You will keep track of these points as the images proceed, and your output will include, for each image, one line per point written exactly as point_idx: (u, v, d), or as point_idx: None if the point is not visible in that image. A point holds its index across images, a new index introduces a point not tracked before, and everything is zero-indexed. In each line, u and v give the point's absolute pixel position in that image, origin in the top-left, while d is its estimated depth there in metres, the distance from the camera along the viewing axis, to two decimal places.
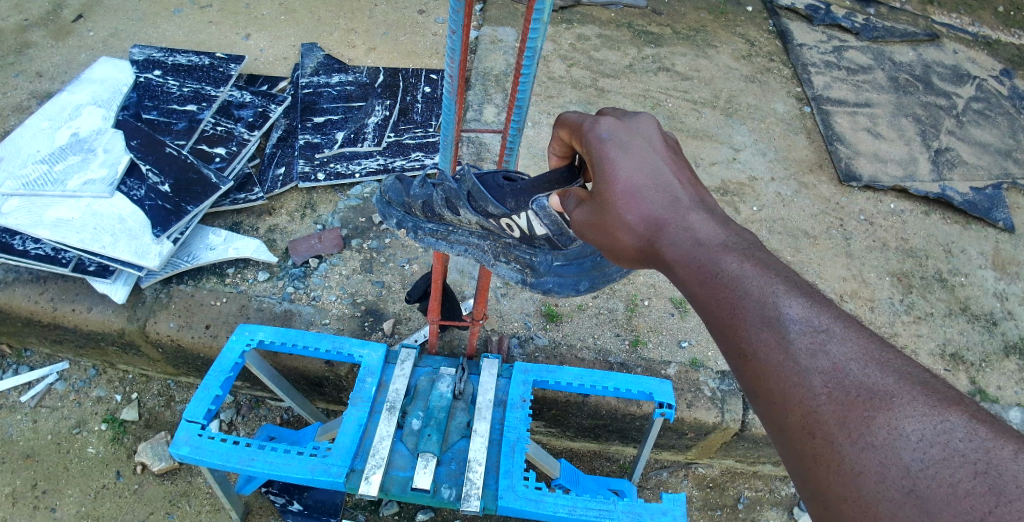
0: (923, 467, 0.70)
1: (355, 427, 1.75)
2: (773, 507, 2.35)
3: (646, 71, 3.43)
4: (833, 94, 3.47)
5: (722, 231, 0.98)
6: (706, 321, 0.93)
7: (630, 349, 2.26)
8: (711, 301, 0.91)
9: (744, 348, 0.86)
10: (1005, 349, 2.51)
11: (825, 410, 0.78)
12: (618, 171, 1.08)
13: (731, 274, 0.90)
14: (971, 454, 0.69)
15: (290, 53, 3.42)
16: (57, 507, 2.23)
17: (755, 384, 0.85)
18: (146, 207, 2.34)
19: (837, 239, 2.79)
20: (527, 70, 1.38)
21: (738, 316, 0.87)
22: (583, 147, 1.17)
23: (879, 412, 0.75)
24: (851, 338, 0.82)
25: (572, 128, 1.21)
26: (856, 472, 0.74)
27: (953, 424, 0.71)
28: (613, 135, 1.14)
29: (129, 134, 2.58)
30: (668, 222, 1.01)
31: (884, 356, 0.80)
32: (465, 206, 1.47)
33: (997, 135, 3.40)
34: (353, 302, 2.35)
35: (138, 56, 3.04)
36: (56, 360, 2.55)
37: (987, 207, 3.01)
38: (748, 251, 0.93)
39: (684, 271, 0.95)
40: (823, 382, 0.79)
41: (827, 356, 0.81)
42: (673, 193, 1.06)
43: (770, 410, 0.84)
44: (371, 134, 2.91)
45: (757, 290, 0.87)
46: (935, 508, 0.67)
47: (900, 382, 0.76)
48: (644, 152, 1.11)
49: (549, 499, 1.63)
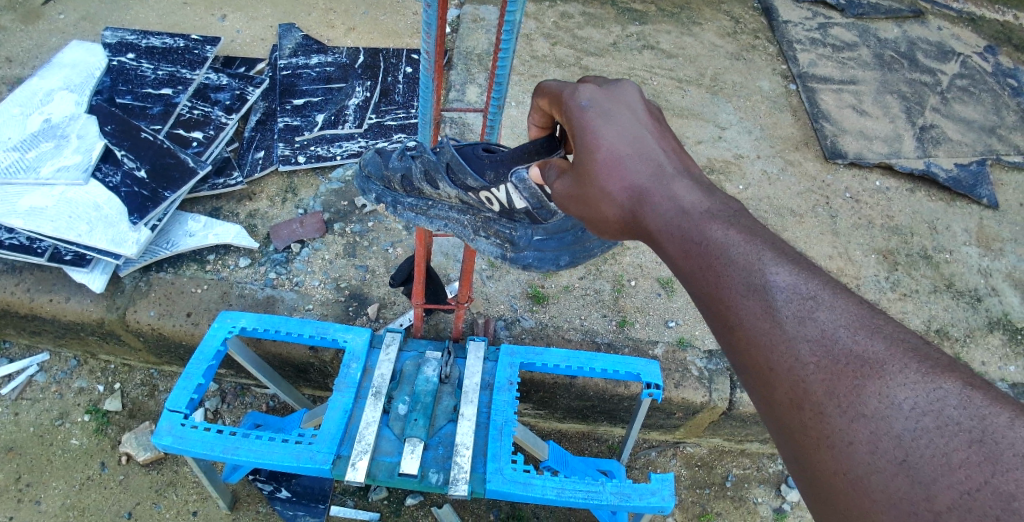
0: (915, 436, 0.69)
1: (340, 413, 1.73)
2: (761, 484, 2.37)
3: (631, 49, 3.39)
4: (818, 71, 3.45)
5: (707, 199, 0.97)
6: (691, 292, 0.92)
7: (617, 329, 2.25)
8: (696, 269, 0.90)
9: (730, 318, 0.86)
10: (988, 325, 2.53)
11: (814, 380, 0.77)
12: (600, 141, 1.06)
13: (716, 242, 0.89)
14: (966, 422, 0.68)
15: (267, 34, 3.35)
16: (42, 499, 2.20)
17: (742, 355, 0.85)
18: (122, 194, 2.29)
19: (822, 217, 2.80)
20: (506, 47, 1.34)
21: (724, 285, 0.86)
22: (564, 116, 1.13)
23: (870, 380, 0.74)
24: (841, 305, 0.81)
25: (552, 97, 1.17)
26: (847, 443, 0.73)
27: (945, 392, 0.71)
28: (594, 102, 1.11)
29: (103, 120, 2.51)
30: (652, 191, 1.00)
31: (874, 322, 0.79)
32: (444, 178, 1.46)
33: (981, 111, 3.40)
34: (336, 287, 2.32)
35: (111, 39, 2.95)
36: (36, 351, 2.50)
37: (972, 184, 3.02)
38: (733, 219, 0.92)
39: (669, 240, 0.94)
40: (810, 350, 0.78)
41: (815, 324, 0.80)
42: (657, 161, 1.04)
43: (758, 381, 0.83)
44: (352, 116, 2.85)
45: (743, 258, 0.86)
46: (928, 479, 0.67)
47: (891, 349, 0.76)
48: (626, 120, 1.08)
49: (537, 481, 1.62)
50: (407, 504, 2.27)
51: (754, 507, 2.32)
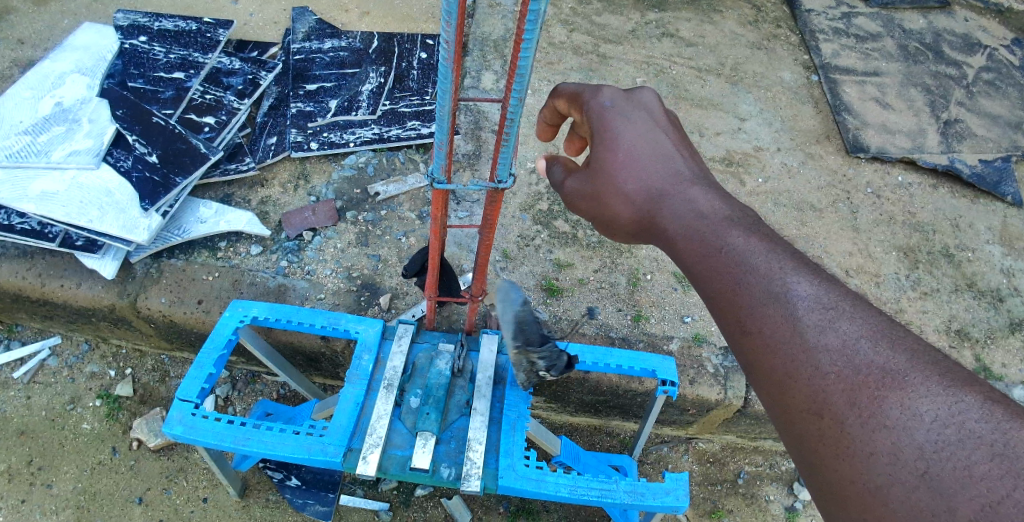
0: (937, 448, 0.81)
1: (352, 405, 1.71)
2: (773, 482, 2.35)
3: (649, 37, 3.32)
4: (841, 62, 3.37)
5: (725, 207, 1.21)
6: (710, 298, 1.12)
7: (632, 324, 2.21)
8: (720, 277, 1.10)
9: (749, 326, 1.04)
10: (1010, 326, 2.49)
11: (834, 388, 0.92)
12: (621, 142, 1.29)
13: (735, 248, 1.11)
14: (988, 436, 0.79)
15: (281, 18, 3.31)
16: (54, 483, 2.21)
17: (758, 360, 1.03)
18: (133, 180, 2.27)
19: (843, 212, 2.74)
20: (522, 64, 1.16)
21: (744, 293, 1.06)
22: (585, 114, 1.34)
23: (891, 392, 0.87)
24: (859, 317, 0.97)
25: (571, 97, 1.36)
26: (868, 454, 0.86)
27: (967, 405, 0.82)
28: (615, 103, 1.33)
29: (115, 103, 2.48)
30: (673, 197, 1.24)
31: (895, 337, 0.94)
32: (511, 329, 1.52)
33: (1007, 106, 3.32)
34: (348, 276, 2.30)
35: (123, 21, 2.91)
36: (48, 335, 2.50)
37: (996, 181, 2.95)
38: (751, 227, 1.15)
39: (687, 240, 1.18)
40: (831, 362, 0.94)
41: (836, 333, 0.96)
42: (673, 166, 1.29)
43: (779, 390, 0.99)
44: (365, 102, 2.80)
45: (766, 266, 1.06)
46: (950, 492, 0.78)
47: (912, 362, 0.89)
48: (643, 123, 1.32)
49: (550, 478, 1.60)
50: (416, 495, 2.27)
51: (766, 505, 2.30)
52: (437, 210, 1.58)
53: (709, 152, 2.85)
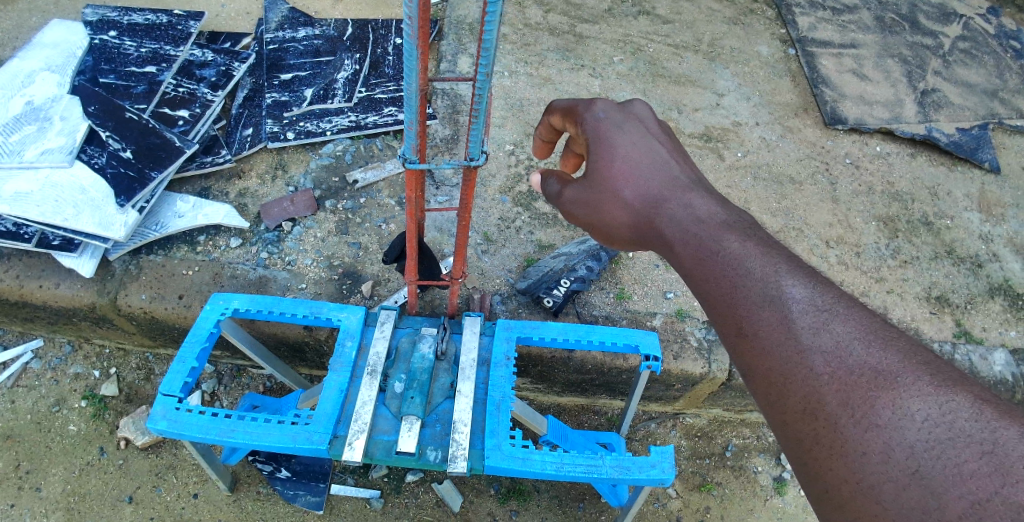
0: (927, 446, 0.83)
1: (336, 393, 1.70)
2: (761, 453, 2.38)
3: (626, 15, 3.30)
4: (818, 35, 3.37)
5: (721, 211, 1.24)
6: (708, 302, 1.13)
7: (615, 302, 2.22)
8: (716, 281, 1.12)
9: (746, 329, 1.06)
10: (989, 291, 2.52)
11: (827, 388, 0.94)
12: (618, 150, 1.34)
13: (731, 252, 1.13)
14: (977, 434, 0.81)
15: (254, 8, 3.26)
16: (42, 486, 2.19)
17: (755, 363, 1.03)
18: (108, 176, 2.23)
19: (822, 184, 2.75)
20: (487, 37, 1.12)
21: (740, 296, 1.08)
22: (581, 127, 1.39)
23: (883, 392, 0.89)
24: (853, 320, 0.99)
25: (565, 112, 1.43)
26: (860, 453, 0.87)
27: (957, 404, 0.85)
28: (608, 115, 1.39)
29: (87, 100, 2.44)
30: (669, 202, 1.27)
31: (886, 338, 0.96)
32: (579, 268, 2.17)
33: (983, 75, 3.34)
34: (329, 265, 2.29)
35: (92, 16, 2.86)
36: (30, 338, 2.48)
37: (974, 148, 2.98)
38: (749, 233, 1.16)
39: (682, 245, 1.20)
40: (825, 363, 0.96)
41: (830, 335, 0.98)
42: (670, 172, 1.33)
43: (774, 391, 1.00)
44: (341, 90, 2.77)
45: (761, 270, 1.08)
46: (941, 489, 0.79)
47: (904, 363, 0.92)
48: (637, 132, 1.37)
49: (536, 457, 1.60)
50: (407, 481, 2.28)
51: (754, 477, 2.33)
52: (412, 192, 1.54)
53: (688, 129, 2.85)
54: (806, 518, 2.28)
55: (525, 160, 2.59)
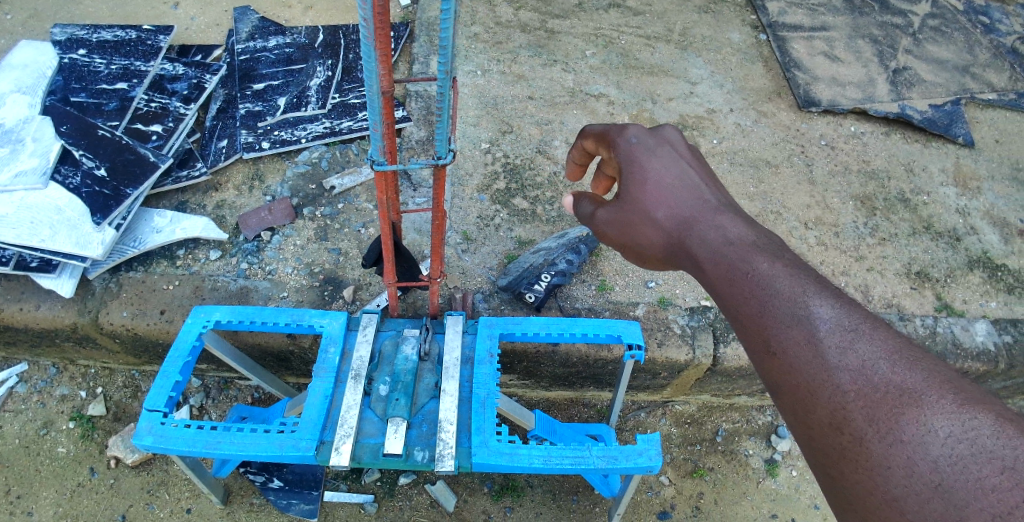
0: (950, 461, 0.83)
1: (321, 399, 1.70)
2: (751, 436, 2.40)
3: (596, 9, 3.31)
4: (788, 19, 3.40)
5: (750, 232, 1.25)
6: (737, 320, 1.15)
7: (597, 294, 2.24)
8: (745, 300, 1.14)
9: (773, 345, 1.08)
10: (968, 264, 2.55)
11: (854, 405, 0.95)
12: (650, 172, 1.38)
13: (761, 272, 1.14)
14: (999, 450, 0.81)
15: (224, 19, 3.24)
16: (34, 510, 2.18)
17: (782, 379, 1.05)
18: (83, 195, 2.21)
19: (799, 166, 2.78)
20: (444, 35, 1.12)
21: (768, 314, 1.09)
22: (614, 152, 1.42)
23: (908, 408, 0.90)
24: (879, 339, 0.99)
25: (596, 137, 1.47)
26: (885, 467, 0.89)
27: (980, 422, 0.84)
28: (640, 139, 1.42)
29: (59, 120, 2.41)
30: (701, 223, 1.29)
31: (913, 357, 0.96)
32: (559, 262, 2.16)
33: (954, 50, 3.38)
34: (310, 272, 2.29)
35: (60, 35, 2.84)
36: (13, 362, 2.45)
37: (947, 124, 3.01)
38: (777, 253, 1.18)
39: (711, 265, 1.22)
40: (851, 380, 0.97)
41: (855, 354, 0.99)
42: (701, 195, 1.36)
43: (800, 406, 1.03)
44: (314, 97, 2.77)
45: (789, 289, 1.10)
46: (962, 502, 0.80)
47: (928, 381, 0.92)
48: (671, 158, 1.41)
49: (522, 451, 1.61)
50: (400, 484, 2.28)
51: (745, 460, 2.35)
52: (382, 193, 1.53)
53: (663, 119, 2.86)
54: (799, 498, 2.30)
55: (502, 158, 2.59)
